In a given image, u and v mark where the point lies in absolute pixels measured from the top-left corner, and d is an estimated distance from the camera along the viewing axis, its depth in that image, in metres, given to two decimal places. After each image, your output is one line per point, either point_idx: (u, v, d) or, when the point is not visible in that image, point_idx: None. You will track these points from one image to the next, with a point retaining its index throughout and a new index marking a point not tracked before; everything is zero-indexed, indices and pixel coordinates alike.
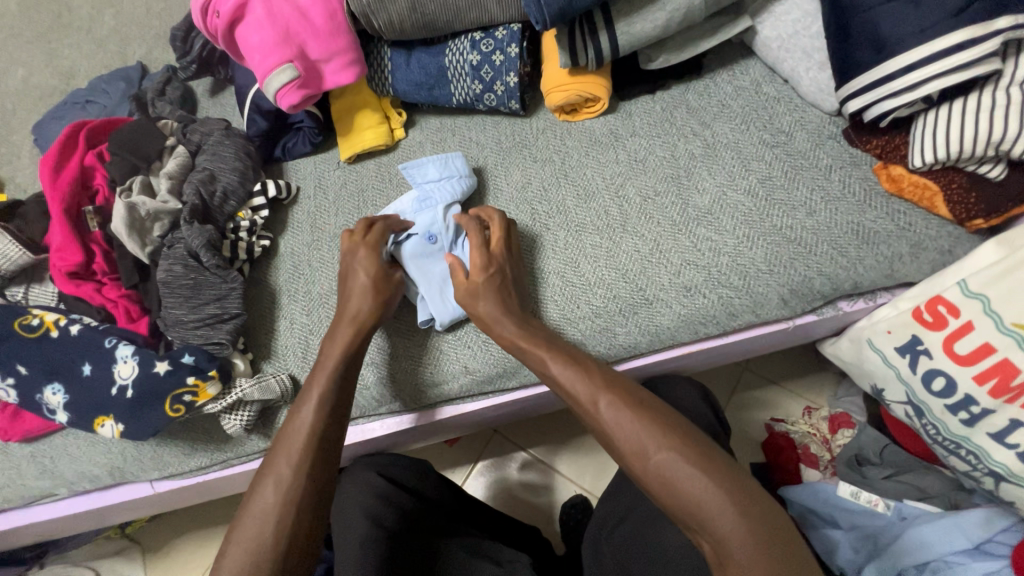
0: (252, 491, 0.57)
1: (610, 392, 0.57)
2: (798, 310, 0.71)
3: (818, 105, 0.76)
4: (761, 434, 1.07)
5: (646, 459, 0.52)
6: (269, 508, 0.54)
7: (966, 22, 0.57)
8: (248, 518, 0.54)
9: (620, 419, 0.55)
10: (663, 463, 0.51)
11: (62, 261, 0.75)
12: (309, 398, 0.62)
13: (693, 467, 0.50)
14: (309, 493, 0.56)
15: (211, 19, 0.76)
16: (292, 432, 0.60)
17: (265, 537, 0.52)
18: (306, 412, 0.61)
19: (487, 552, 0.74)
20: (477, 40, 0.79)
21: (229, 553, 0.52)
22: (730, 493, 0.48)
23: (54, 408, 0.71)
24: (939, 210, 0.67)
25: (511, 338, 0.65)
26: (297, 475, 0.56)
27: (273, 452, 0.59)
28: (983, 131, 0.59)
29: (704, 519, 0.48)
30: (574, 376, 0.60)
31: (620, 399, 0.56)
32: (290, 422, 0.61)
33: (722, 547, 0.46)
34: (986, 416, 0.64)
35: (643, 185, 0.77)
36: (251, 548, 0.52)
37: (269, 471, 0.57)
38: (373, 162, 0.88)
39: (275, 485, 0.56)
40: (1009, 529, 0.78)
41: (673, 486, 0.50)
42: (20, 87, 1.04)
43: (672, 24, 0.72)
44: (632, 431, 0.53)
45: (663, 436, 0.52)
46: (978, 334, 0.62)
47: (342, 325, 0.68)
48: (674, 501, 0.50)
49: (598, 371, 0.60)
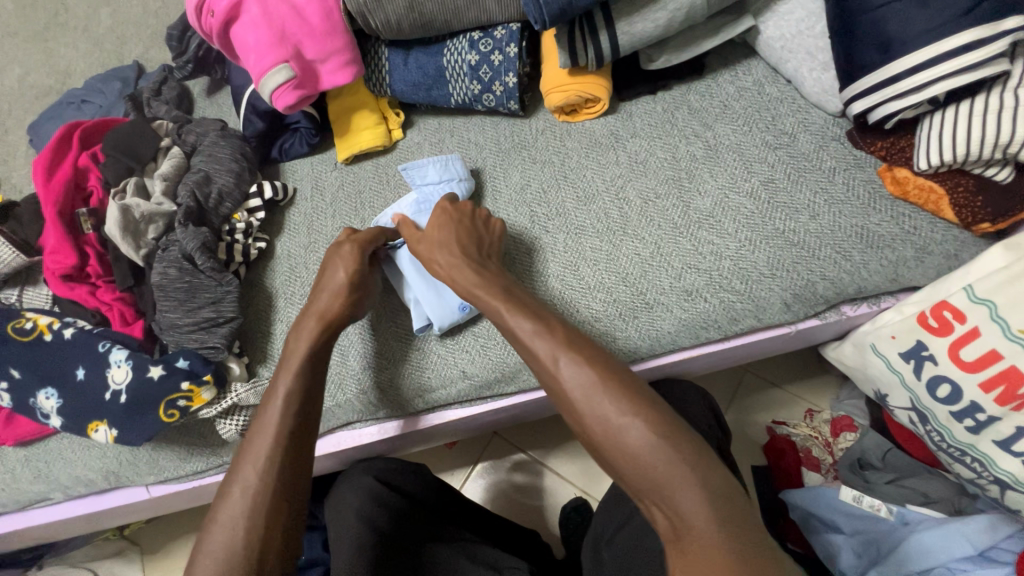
0: (220, 496, 0.55)
1: (576, 353, 0.54)
2: (800, 314, 0.70)
3: (822, 106, 0.74)
4: (763, 437, 1.06)
5: (609, 424, 0.50)
6: (238, 513, 0.52)
7: (974, 22, 0.56)
8: (217, 526, 0.53)
9: (586, 383, 0.52)
10: (627, 431, 0.49)
11: (55, 264, 0.75)
12: (275, 397, 0.60)
13: (655, 438, 0.49)
14: (280, 496, 0.54)
15: (206, 18, 0.75)
16: (259, 432, 0.58)
17: (237, 543, 0.51)
18: (274, 410, 0.59)
19: (482, 556, 0.73)
20: (476, 40, 0.78)
21: (200, 563, 0.50)
22: (690, 466, 0.47)
23: (47, 413, 0.70)
24: (944, 213, 0.66)
25: (476, 290, 0.62)
26: (266, 477, 0.55)
27: (240, 457, 0.57)
28: (991, 134, 0.58)
29: (665, 492, 0.47)
30: (538, 336, 0.56)
31: (586, 361, 0.54)
32: (257, 423, 0.59)
33: (681, 521, 0.46)
34: (993, 423, 0.63)
35: (644, 187, 0.76)
36: (222, 555, 0.50)
37: (236, 476, 0.55)
38: (370, 163, 0.87)
39: (243, 488, 0.54)
40: (1013, 536, 0.77)
41: (633, 456, 0.49)
42: (16, 87, 1.03)
43: (673, 24, 0.71)
44: (598, 396, 0.51)
45: (631, 404, 0.50)
46: (984, 340, 0.61)
47: (309, 319, 0.66)
48: (633, 470, 0.49)
49: (563, 331, 0.57)
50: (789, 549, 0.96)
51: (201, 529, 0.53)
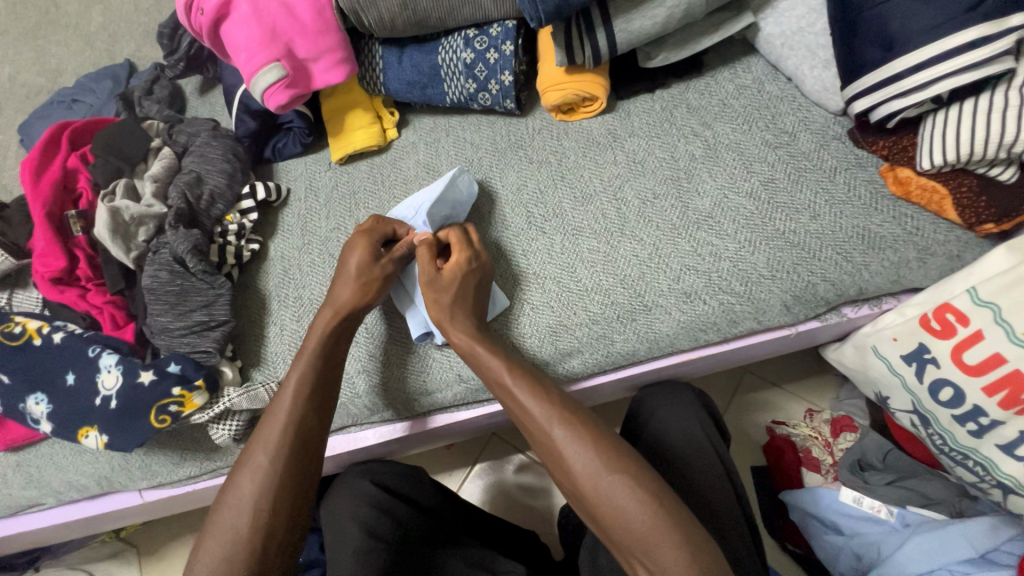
0: (231, 478, 0.56)
1: (567, 415, 0.56)
2: (801, 316, 0.69)
3: (823, 104, 0.73)
4: (762, 438, 1.05)
5: (598, 480, 0.52)
6: (245, 499, 0.54)
7: (979, 19, 0.54)
8: (224, 509, 0.54)
9: (576, 444, 0.54)
10: (616, 490, 0.51)
11: (44, 267, 0.73)
12: (289, 386, 0.61)
13: (641, 496, 0.51)
14: (289, 483, 0.56)
15: (196, 16, 0.73)
16: (271, 419, 0.59)
17: (242, 531, 0.52)
18: (287, 398, 0.60)
19: (483, 561, 0.72)
20: (471, 37, 0.76)
21: (203, 557, 0.52)
22: (674, 525, 0.49)
23: (37, 419, 0.69)
24: (947, 214, 0.65)
25: (473, 344, 0.63)
26: (274, 465, 0.56)
27: (250, 444, 0.58)
28: (995, 134, 0.57)
29: (650, 550, 0.49)
30: (531, 395, 0.58)
31: (577, 424, 0.55)
32: (269, 411, 0.60)
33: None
34: (995, 427, 0.62)
35: (642, 188, 0.75)
36: (227, 540, 0.52)
37: (245, 464, 0.57)
38: (365, 163, 0.85)
39: (251, 475, 0.55)
40: (1015, 539, 0.76)
41: (620, 513, 0.50)
42: (6, 86, 1.01)
43: (672, 22, 0.70)
44: (588, 456, 0.53)
45: (620, 466, 0.52)
46: (988, 343, 0.60)
47: (325, 310, 0.67)
48: (621, 530, 0.50)
49: (555, 393, 0.59)
50: (788, 550, 0.96)
51: (212, 508, 0.56)
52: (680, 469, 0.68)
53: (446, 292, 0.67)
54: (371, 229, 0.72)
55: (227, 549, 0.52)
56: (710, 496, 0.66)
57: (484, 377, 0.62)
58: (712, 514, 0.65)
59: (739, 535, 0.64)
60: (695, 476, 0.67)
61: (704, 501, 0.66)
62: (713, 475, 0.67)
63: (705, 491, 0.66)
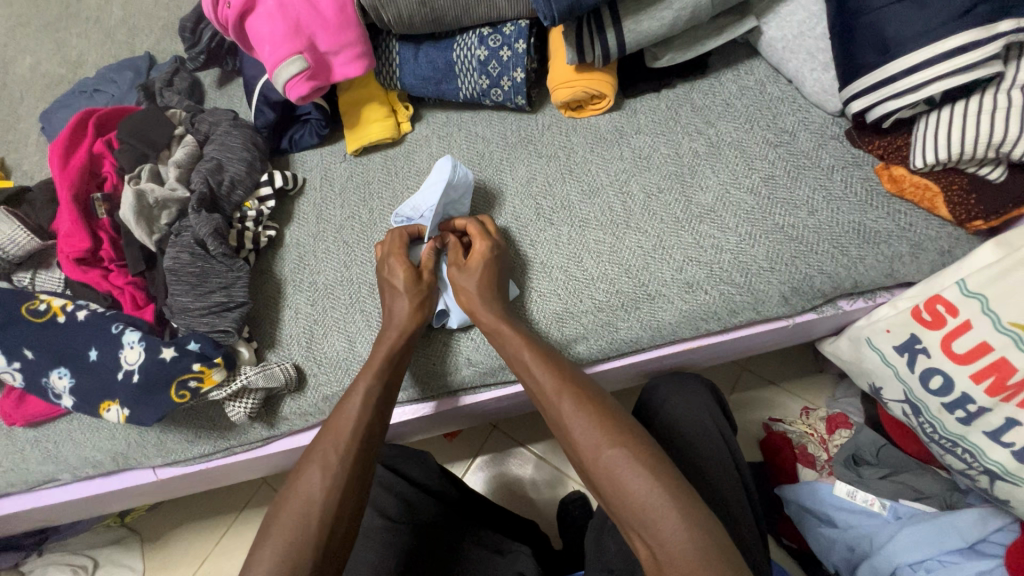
0: (299, 474, 0.58)
1: (576, 391, 0.60)
2: (799, 308, 0.72)
3: (821, 106, 0.76)
4: (759, 433, 1.08)
5: (599, 452, 0.55)
6: (315, 492, 0.56)
7: (970, 25, 0.58)
8: (293, 496, 0.56)
9: (581, 418, 0.57)
10: (615, 464, 0.54)
11: (69, 247, 0.76)
12: (354, 393, 0.64)
13: (641, 469, 0.53)
14: (355, 481, 0.58)
15: (222, 10, 0.76)
16: (338, 422, 0.62)
17: (311, 522, 0.54)
18: (355, 405, 0.63)
19: (491, 542, 0.75)
20: (486, 35, 0.79)
21: (270, 542, 0.53)
22: (675, 499, 0.51)
23: (60, 393, 0.72)
24: (939, 211, 0.68)
25: (494, 322, 0.67)
26: (339, 461, 0.58)
27: (319, 441, 0.61)
28: (983, 134, 0.60)
29: (649, 522, 0.51)
30: (544, 371, 0.62)
31: (585, 399, 0.59)
32: (340, 409, 0.63)
33: (662, 551, 0.49)
34: (982, 414, 0.65)
35: (647, 182, 0.77)
36: (291, 532, 0.53)
37: (317, 457, 0.59)
38: (379, 155, 0.88)
39: (321, 470, 0.58)
40: (1003, 529, 0.79)
41: (620, 484, 0.53)
42: (28, 76, 1.04)
43: (678, 24, 0.73)
44: (594, 431, 0.56)
45: (622, 442, 0.55)
46: (975, 332, 0.63)
47: (389, 326, 0.70)
48: (621, 504, 0.53)
49: (568, 370, 0.63)
50: (783, 543, 0.99)
51: (276, 501, 0.57)
52: (691, 455, 0.71)
53: (473, 279, 0.70)
54: (398, 248, 0.75)
55: (292, 541, 0.53)
56: (721, 482, 0.68)
57: (505, 355, 0.66)
58: (718, 499, 0.67)
59: (745, 520, 0.66)
60: (704, 459, 0.70)
61: (710, 484, 0.68)
62: (720, 460, 0.70)
63: (711, 474, 0.69)
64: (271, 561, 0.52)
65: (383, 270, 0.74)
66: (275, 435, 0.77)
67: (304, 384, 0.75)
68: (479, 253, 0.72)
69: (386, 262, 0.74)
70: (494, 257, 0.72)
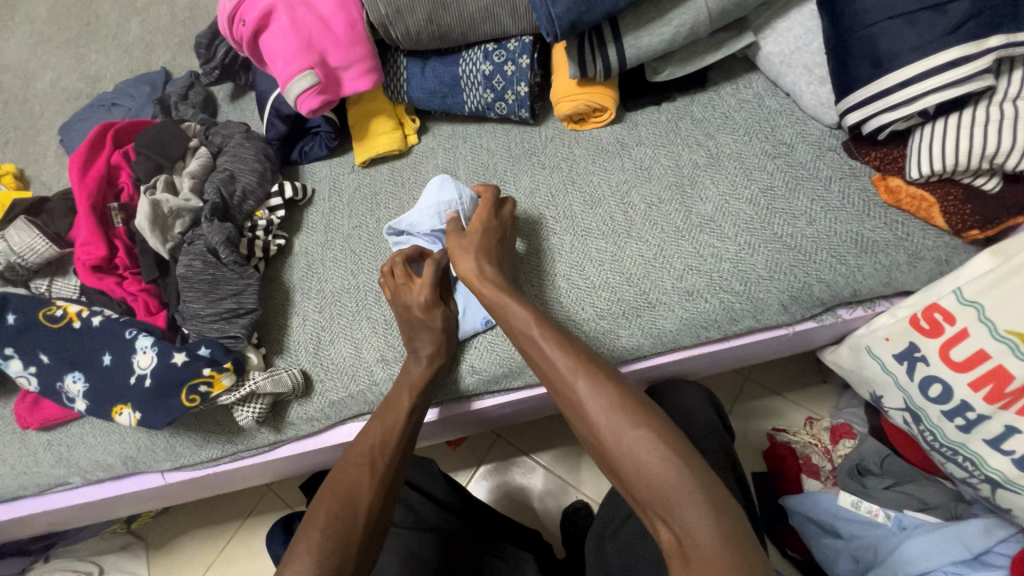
0: (342, 476, 0.63)
1: (593, 369, 0.59)
2: (798, 316, 0.73)
3: (819, 118, 0.78)
4: (762, 443, 1.08)
5: (619, 431, 0.54)
6: (361, 501, 0.61)
7: (962, 39, 0.59)
8: (335, 496, 0.61)
9: (601, 397, 0.57)
10: (637, 444, 0.53)
11: (85, 255, 0.78)
12: (398, 406, 0.69)
13: (665, 451, 0.52)
14: (392, 488, 0.64)
15: (237, 27, 0.79)
16: (378, 431, 0.68)
17: (355, 522, 0.59)
18: (395, 416, 0.69)
19: (491, 548, 0.77)
20: (490, 51, 0.82)
21: (311, 537, 0.57)
22: (699, 483, 0.51)
23: (74, 397, 0.73)
24: (935, 221, 0.69)
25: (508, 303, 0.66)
26: (383, 477, 0.64)
27: (362, 447, 0.66)
28: (976, 146, 0.61)
29: (673, 506, 0.50)
30: (561, 349, 0.61)
31: (601, 377, 0.58)
32: (383, 417, 0.69)
33: (687, 535, 0.49)
34: (982, 422, 0.65)
35: (648, 193, 0.79)
36: (338, 530, 0.58)
37: (361, 463, 0.64)
38: (386, 166, 0.91)
39: (371, 480, 0.63)
40: (1009, 539, 0.78)
41: (643, 466, 0.52)
42: (48, 90, 1.08)
43: (678, 39, 0.75)
44: (612, 410, 0.56)
45: (643, 422, 0.54)
46: (973, 340, 0.64)
47: (427, 334, 0.73)
48: (643, 485, 0.52)
49: (583, 349, 0.62)
50: (788, 555, 0.98)
51: (318, 497, 0.61)
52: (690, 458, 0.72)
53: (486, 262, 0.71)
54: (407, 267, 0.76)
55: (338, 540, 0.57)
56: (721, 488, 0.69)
57: (517, 334, 0.65)
58: None
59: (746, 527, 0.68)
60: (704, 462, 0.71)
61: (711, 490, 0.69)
62: (719, 464, 0.72)
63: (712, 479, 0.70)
64: (314, 556, 0.55)
65: (410, 307, 0.74)
66: (281, 440, 0.78)
67: (311, 389, 0.77)
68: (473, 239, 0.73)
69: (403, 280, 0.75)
70: (493, 241, 0.73)
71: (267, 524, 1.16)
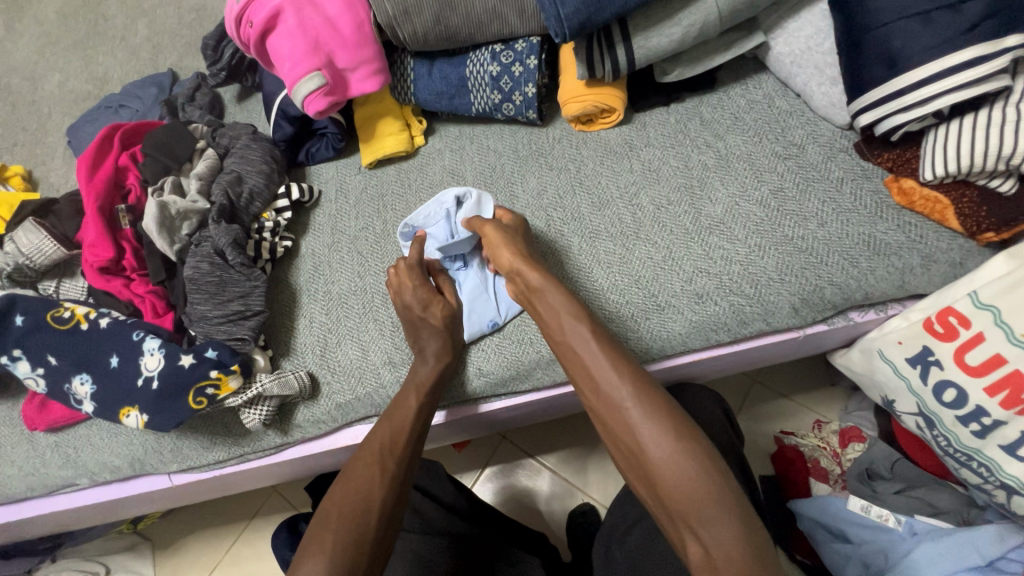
0: (352, 475, 0.64)
1: (637, 375, 0.60)
2: (809, 319, 0.72)
3: (830, 119, 0.77)
4: (770, 446, 1.07)
5: (661, 438, 0.55)
6: (372, 500, 0.61)
7: (977, 40, 0.58)
8: (346, 495, 0.62)
9: (644, 403, 0.58)
10: (679, 455, 0.54)
11: (93, 257, 0.78)
12: (406, 405, 0.69)
13: (704, 466, 0.53)
14: (403, 485, 0.65)
15: (245, 29, 0.79)
16: (388, 427, 0.68)
17: (368, 522, 0.60)
18: (405, 412, 0.69)
19: (499, 552, 0.76)
20: (498, 52, 0.82)
21: (327, 537, 0.58)
22: (733, 501, 0.52)
23: (81, 399, 0.73)
24: (950, 223, 0.68)
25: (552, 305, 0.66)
26: (393, 475, 0.64)
27: (372, 445, 0.67)
28: (992, 147, 0.60)
29: (707, 521, 0.51)
30: (605, 351, 0.62)
31: (646, 386, 0.59)
32: (393, 413, 0.69)
33: (718, 550, 0.50)
34: (998, 427, 0.64)
35: (657, 195, 0.78)
36: (352, 530, 0.58)
37: (371, 462, 0.65)
38: (393, 167, 0.90)
39: (382, 480, 0.63)
40: (1022, 546, 0.77)
41: (681, 475, 0.53)
42: (56, 92, 1.08)
43: (687, 39, 0.74)
44: (655, 418, 0.56)
45: (687, 437, 0.55)
46: (989, 345, 0.63)
47: (429, 334, 0.72)
48: (678, 495, 0.53)
49: (625, 354, 0.63)
50: (797, 560, 0.97)
51: (329, 498, 0.62)
52: None
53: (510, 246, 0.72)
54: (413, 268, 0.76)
55: (351, 540, 0.58)
56: None
57: (557, 333, 0.65)
58: None
59: None
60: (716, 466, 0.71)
61: None
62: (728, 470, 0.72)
63: None
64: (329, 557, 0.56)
65: (411, 306, 0.74)
66: (288, 442, 0.78)
67: (317, 392, 0.77)
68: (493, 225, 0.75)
69: (405, 283, 0.75)
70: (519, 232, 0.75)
71: (273, 525, 1.16)
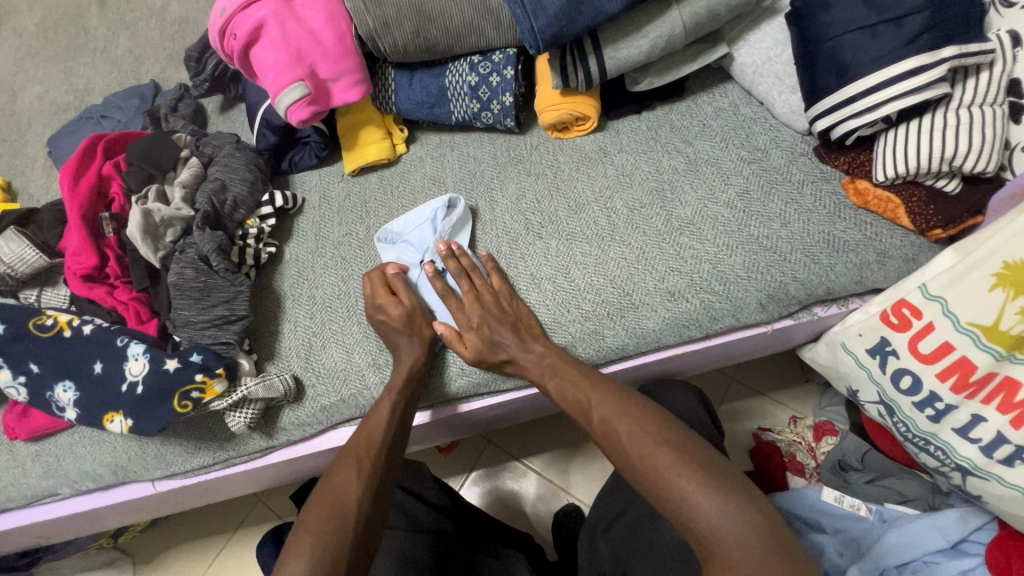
0: (330, 479, 0.65)
1: (607, 394, 0.66)
2: (775, 314, 0.76)
3: (791, 125, 0.82)
4: (747, 442, 1.10)
5: (633, 450, 0.60)
6: (351, 501, 0.62)
7: (916, 51, 0.63)
8: (325, 498, 0.62)
9: (615, 418, 0.63)
10: (651, 459, 0.59)
11: (76, 265, 0.79)
12: (381, 408, 0.70)
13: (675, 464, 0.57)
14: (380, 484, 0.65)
15: (228, 41, 0.81)
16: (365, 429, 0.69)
17: (346, 522, 0.60)
18: (378, 415, 0.70)
19: (485, 547, 0.78)
20: (476, 63, 0.85)
21: (303, 542, 0.58)
22: (708, 490, 0.55)
23: (65, 406, 0.74)
24: (902, 221, 0.72)
25: (502, 339, 0.72)
26: (369, 478, 0.65)
27: (348, 449, 0.68)
28: (935, 150, 0.65)
29: (688, 517, 0.54)
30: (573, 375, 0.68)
31: (615, 403, 0.65)
32: (370, 417, 0.70)
33: (705, 539, 0.53)
34: (950, 411, 0.69)
35: (630, 198, 0.82)
36: (330, 533, 0.59)
37: (347, 466, 0.66)
38: (376, 175, 0.93)
39: (358, 479, 0.64)
40: (983, 528, 0.82)
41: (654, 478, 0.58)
42: (36, 103, 1.08)
43: (655, 50, 0.78)
44: (629, 438, 0.61)
45: (655, 443, 0.60)
46: (939, 334, 0.67)
47: (405, 338, 0.75)
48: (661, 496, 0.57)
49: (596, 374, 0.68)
50: None
51: (306, 505, 0.63)
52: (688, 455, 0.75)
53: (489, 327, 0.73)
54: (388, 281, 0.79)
55: (334, 543, 0.58)
56: None
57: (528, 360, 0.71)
58: None
59: None
60: None
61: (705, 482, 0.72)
62: None
63: None
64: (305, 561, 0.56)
65: (386, 316, 0.76)
66: (274, 445, 0.79)
67: (302, 395, 0.78)
68: (480, 319, 0.74)
69: (380, 295, 0.77)
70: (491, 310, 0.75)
71: (259, 535, 1.15)
